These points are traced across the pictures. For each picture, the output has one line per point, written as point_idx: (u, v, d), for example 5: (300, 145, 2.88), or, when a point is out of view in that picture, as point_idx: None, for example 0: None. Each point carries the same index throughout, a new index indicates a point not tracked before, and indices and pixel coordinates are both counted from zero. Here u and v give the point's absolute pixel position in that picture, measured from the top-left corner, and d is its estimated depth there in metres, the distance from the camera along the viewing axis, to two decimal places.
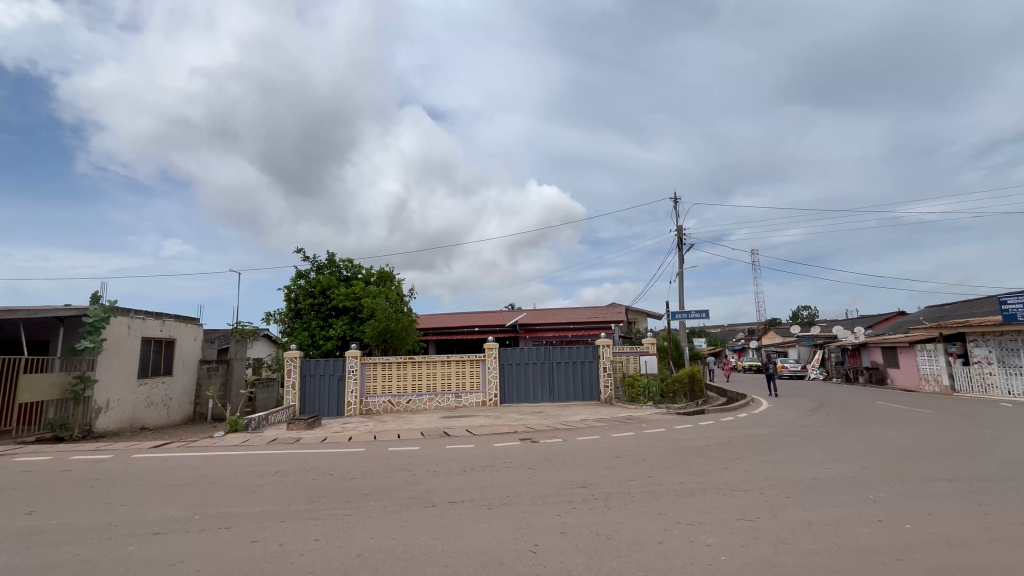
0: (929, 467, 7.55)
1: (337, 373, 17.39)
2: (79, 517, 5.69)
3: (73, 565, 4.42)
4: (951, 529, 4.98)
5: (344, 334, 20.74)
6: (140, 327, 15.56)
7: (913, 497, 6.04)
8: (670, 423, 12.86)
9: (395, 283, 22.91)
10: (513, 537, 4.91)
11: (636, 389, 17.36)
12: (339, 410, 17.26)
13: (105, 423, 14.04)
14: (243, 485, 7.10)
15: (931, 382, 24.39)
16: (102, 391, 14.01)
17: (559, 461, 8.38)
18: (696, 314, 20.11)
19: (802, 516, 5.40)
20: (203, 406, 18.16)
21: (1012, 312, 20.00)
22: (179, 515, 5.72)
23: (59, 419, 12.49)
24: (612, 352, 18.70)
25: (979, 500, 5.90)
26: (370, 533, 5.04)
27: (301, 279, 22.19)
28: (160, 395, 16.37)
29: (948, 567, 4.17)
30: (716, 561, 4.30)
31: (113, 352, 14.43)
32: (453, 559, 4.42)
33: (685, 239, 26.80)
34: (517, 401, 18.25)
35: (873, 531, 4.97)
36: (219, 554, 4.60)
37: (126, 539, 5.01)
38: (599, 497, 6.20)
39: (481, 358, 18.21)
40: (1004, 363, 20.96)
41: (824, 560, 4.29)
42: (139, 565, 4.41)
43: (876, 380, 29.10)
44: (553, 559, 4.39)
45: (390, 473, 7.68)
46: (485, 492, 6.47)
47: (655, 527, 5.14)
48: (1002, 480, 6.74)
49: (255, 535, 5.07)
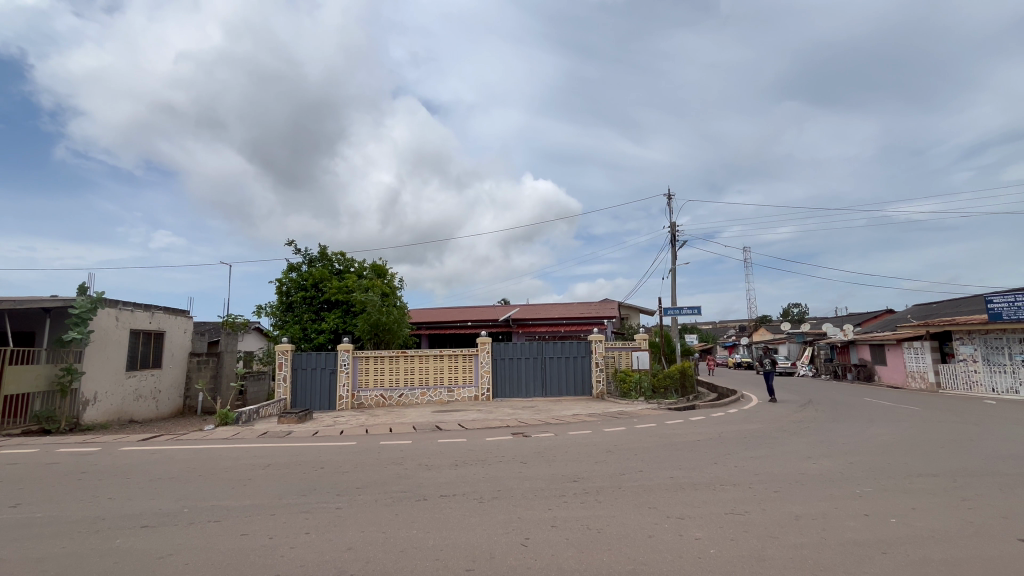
0: (916, 463, 7.61)
1: (329, 367, 17.28)
2: (65, 510, 5.65)
3: (60, 558, 4.38)
4: (937, 523, 5.06)
5: (336, 327, 20.69)
6: (128, 318, 15.40)
7: (901, 492, 6.10)
8: (660, 418, 12.85)
9: (389, 278, 22.88)
10: (504, 530, 4.92)
11: (628, 385, 17.47)
12: (330, 403, 17.20)
13: (92, 415, 13.90)
14: (233, 479, 7.06)
15: (917, 379, 24.66)
16: (90, 383, 13.85)
17: (550, 456, 8.38)
18: (689, 310, 20.05)
19: (790, 510, 5.44)
20: (193, 399, 18.07)
21: (997, 312, 20.15)
22: (169, 508, 5.69)
23: (46, 411, 12.35)
24: (604, 347, 18.76)
25: (965, 497, 5.94)
26: (361, 527, 5.02)
27: (292, 271, 21.97)
28: (149, 388, 16.21)
29: (933, 560, 4.22)
30: (706, 555, 4.32)
31: (101, 343, 14.28)
32: (443, 552, 4.42)
33: (678, 235, 25.10)
34: (509, 396, 18.31)
35: (860, 525, 5.02)
36: (208, 547, 4.59)
37: (114, 532, 4.98)
38: (591, 491, 6.23)
39: (475, 353, 18.20)
40: (989, 361, 21.25)
41: (811, 555, 4.32)
42: (128, 557, 4.40)
43: (864, 376, 29.51)
44: (543, 552, 4.42)
45: (381, 467, 7.64)
46: (476, 486, 6.47)
47: (646, 520, 5.16)
48: (986, 476, 6.84)
49: (245, 528, 5.06)
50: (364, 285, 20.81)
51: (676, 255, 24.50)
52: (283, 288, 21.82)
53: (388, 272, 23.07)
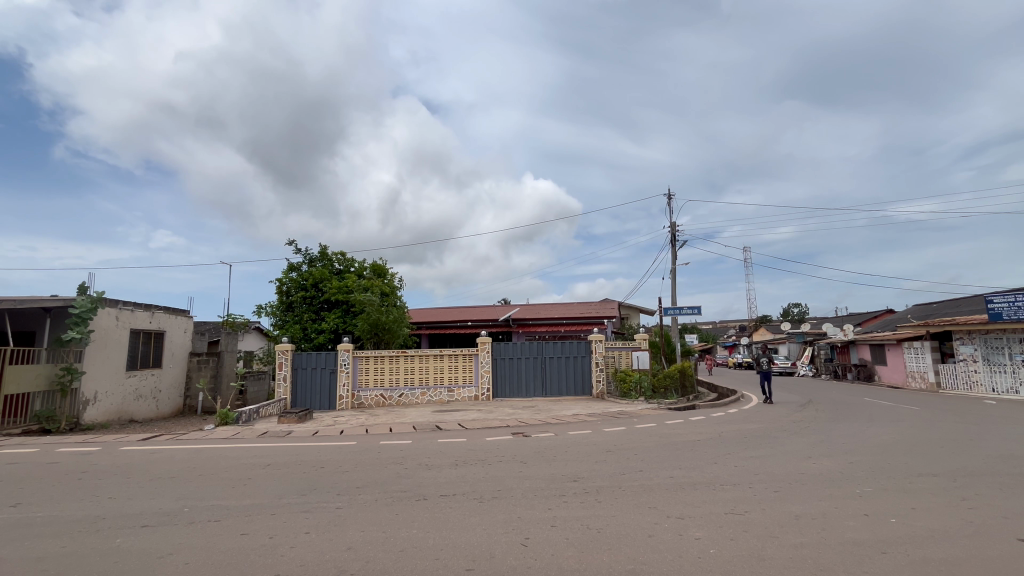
0: (916, 463, 7.62)
1: (329, 366, 17.30)
2: (65, 510, 5.65)
3: (60, 557, 4.39)
4: (937, 523, 5.06)
5: (337, 327, 20.70)
6: (128, 318, 15.39)
7: (902, 492, 6.10)
8: (660, 418, 12.84)
9: (389, 278, 22.89)
10: (504, 530, 4.93)
11: (628, 385, 17.49)
12: (330, 403, 17.21)
13: (93, 415, 13.91)
14: (234, 478, 7.07)
15: (918, 379, 24.66)
16: (90, 383, 13.85)
17: (550, 455, 8.37)
18: (689, 310, 20.04)
19: (790, 510, 5.43)
20: (194, 398, 18.07)
21: (998, 312, 20.13)
22: (169, 508, 5.69)
23: (46, 411, 12.35)
24: (604, 347, 18.76)
25: (965, 496, 5.94)
26: (361, 527, 5.02)
27: (292, 271, 21.97)
28: (149, 388, 16.23)
29: (934, 560, 4.22)
30: (705, 555, 4.32)
31: (101, 343, 14.28)
32: (443, 552, 4.42)
33: (677, 234, 25.09)
34: (509, 395, 18.31)
35: (859, 525, 5.02)
36: (208, 546, 4.59)
37: (114, 531, 4.98)
38: (591, 490, 6.23)
39: (475, 353, 18.21)
40: (989, 361, 21.25)
41: (811, 554, 4.31)
42: (128, 556, 4.40)
43: (864, 376, 29.51)
44: (542, 552, 4.42)
45: (381, 466, 7.63)
46: (476, 486, 6.47)
47: (646, 520, 5.16)
48: (987, 476, 6.84)
49: (245, 527, 5.06)
50: (364, 285, 20.81)
51: (675, 255, 24.50)
52: (283, 288, 21.83)
53: (388, 272, 23.07)
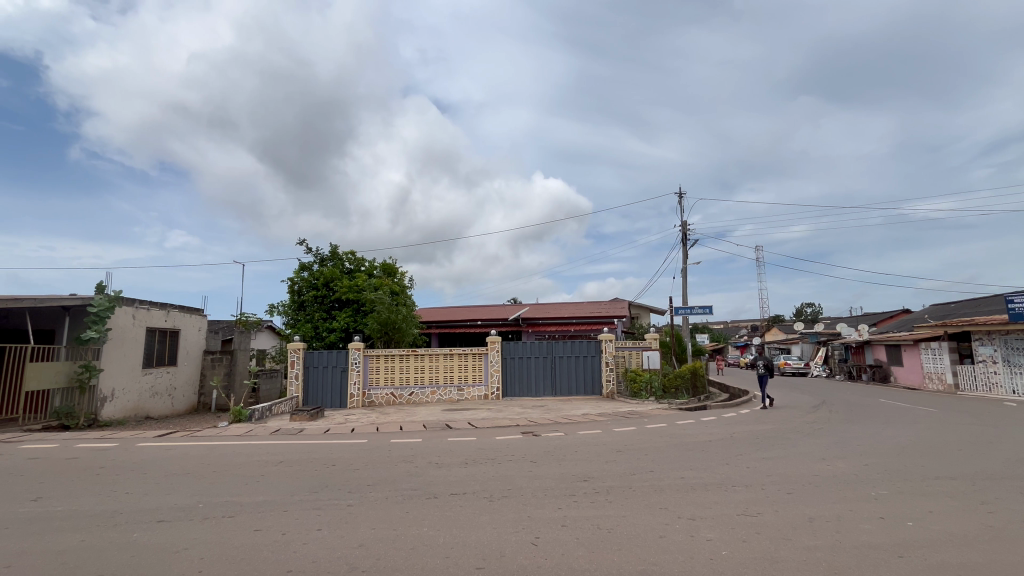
0: (934, 465, 7.53)
1: (340, 365, 17.45)
2: (84, 505, 5.75)
3: (79, 551, 4.46)
4: (953, 527, 5.00)
5: (348, 326, 20.85)
6: (144, 316, 15.60)
7: (917, 494, 6.04)
8: (671, 418, 12.80)
9: (398, 277, 23.02)
10: (514, 528, 4.95)
11: (638, 385, 17.32)
12: (341, 401, 17.37)
13: (110, 412, 14.12)
14: (247, 475, 7.16)
15: (934, 380, 24.34)
16: (107, 381, 14.06)
17: (560, 455, 8.35)
18: (699, 309, 19.92)
19: (803, 512, 5.40)
20: (208, 396, 18.27)
21: (1018, 312, 19.79)
22: (184, 504, 5.77)
23: (65, 407, 12.58)
24: (614, 347, 18.73)
25: (983, 500, 5.86)
26: (372, 525, 5.06)
27: (303, 270, 22.19)
28: (165, 385, 16.45)
29: (951, 565, 4.17)
30: (717, 556, 4.32)
31: (117, 341, 14.49)
32: (454, 551, 4.44)
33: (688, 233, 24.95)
34: (519, 395, 18.34)
35: (875, 528, 4.98)
36: (222, 542, 4.64)
37: (131, 526, 5.06)
38: (601, 490, 6.24)
39: (485, 352, 18.26)
40: (1009, 362, 20.92)
41: (826, 557, 4.29)
42: (144, 551, 4.46)
43: (879, 377, 29.16)
44: (553, 551, 4.43)
45: (391, 464, 7.67)
46: (487, 484, 6.51)
47: (657, 521, 5.16)
48: (1006, 479, 6.75)
49: (258, 524, 5.12)
50: (375, 284, 20.94)
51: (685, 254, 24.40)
52: (295, 287, 22.02)
53: (398, 271, 23.21)
